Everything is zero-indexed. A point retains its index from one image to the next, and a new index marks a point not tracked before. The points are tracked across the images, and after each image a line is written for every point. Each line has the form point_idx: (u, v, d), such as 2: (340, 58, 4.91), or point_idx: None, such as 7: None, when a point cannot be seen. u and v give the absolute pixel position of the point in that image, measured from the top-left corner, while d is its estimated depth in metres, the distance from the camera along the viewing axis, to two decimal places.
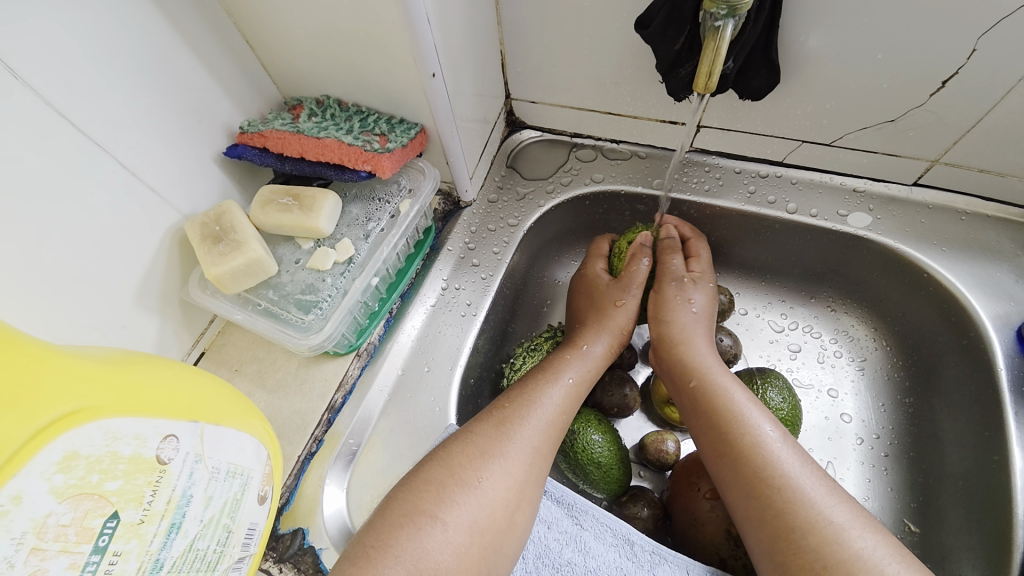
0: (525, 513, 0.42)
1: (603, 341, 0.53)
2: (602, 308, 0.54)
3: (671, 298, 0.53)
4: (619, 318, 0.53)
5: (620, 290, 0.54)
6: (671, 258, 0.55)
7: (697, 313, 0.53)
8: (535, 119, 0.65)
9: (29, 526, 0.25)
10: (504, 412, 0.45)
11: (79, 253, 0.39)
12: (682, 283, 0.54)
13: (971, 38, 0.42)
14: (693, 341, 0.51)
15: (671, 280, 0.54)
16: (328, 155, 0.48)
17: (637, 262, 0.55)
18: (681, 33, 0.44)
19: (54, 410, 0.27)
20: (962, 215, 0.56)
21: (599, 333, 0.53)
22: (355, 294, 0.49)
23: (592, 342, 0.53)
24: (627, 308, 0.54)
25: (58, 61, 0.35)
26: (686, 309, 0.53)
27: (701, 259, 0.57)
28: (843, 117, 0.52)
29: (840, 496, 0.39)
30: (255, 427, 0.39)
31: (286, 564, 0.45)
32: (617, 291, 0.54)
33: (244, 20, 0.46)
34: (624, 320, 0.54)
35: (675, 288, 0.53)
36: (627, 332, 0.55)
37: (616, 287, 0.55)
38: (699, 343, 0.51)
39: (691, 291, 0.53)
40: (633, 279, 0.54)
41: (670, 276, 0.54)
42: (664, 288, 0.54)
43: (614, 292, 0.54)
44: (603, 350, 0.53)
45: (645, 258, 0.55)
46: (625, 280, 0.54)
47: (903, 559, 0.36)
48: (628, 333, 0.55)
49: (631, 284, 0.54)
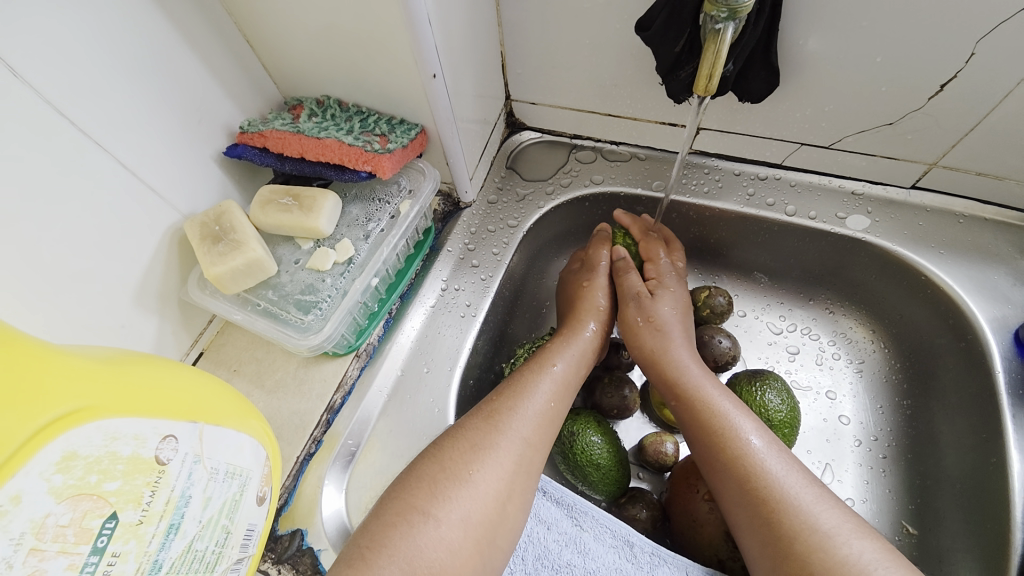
0: (517, 504, 0.42)
1: (591, 324, 0.54)
2: (575, 292, 0.57)
3: (631, 320, 0.54)
4: (591, 297, 0.56)
5: (587, 273, 0.58)
6: (628, 275, 0.56)
7: (661, 325, 0.52)
8: (535, 121, 0.65)
9: (29, 526, 0.25)
10: (493, 404, 0.45)
11: (78, 252, 0.39)
12: (640, 299, 0.54)
13: (970, 42, 0.43)
14: (668, 345, 0.51)
15: (629, 297, 0.55)
16: (328, 155, 0.48)
17: (602, 245, 0.59)
18: (681, 35, 0.44)
19: (54, 410, 0.27)
20: (960, 218, 0.56)
21: (584, 317, 0.54)
22: (354, 295, 0.49)
23: (579, 326, 0.54)
24: (596, 286, 0.56)
25: (59, 60, 0.35)
26: (647, 326, 0.53)
27: (659, 262, 0.57)
28: (842, 120, 0.52)
29: (831, 501, 0.39)
30: (254, 427, 0.39)
31: (285, 565, 0.45)
32: (585, 274, 0.58)
33: (245, 20, 0.46)
34: (598, 300, 0.55)
35: (634, 308, 0.54)
36: (609, 313, 0.56)
37: (583, 271, 0.58)
38: (670, 351, 0.51)
39: (650, 305, 0.54)
40: (597, 258, 0.58)
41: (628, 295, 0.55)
42: (625, 310, 0.55)
43: (583, 275, 0.58)
44: (592, 331, 0.54)
45: (607, 243, 0.59)
46: (591, 262, 0.59)
47: (893, 563, 0.36)
48: (610, 315, 0.56)
49: (597, 262, 0.58)
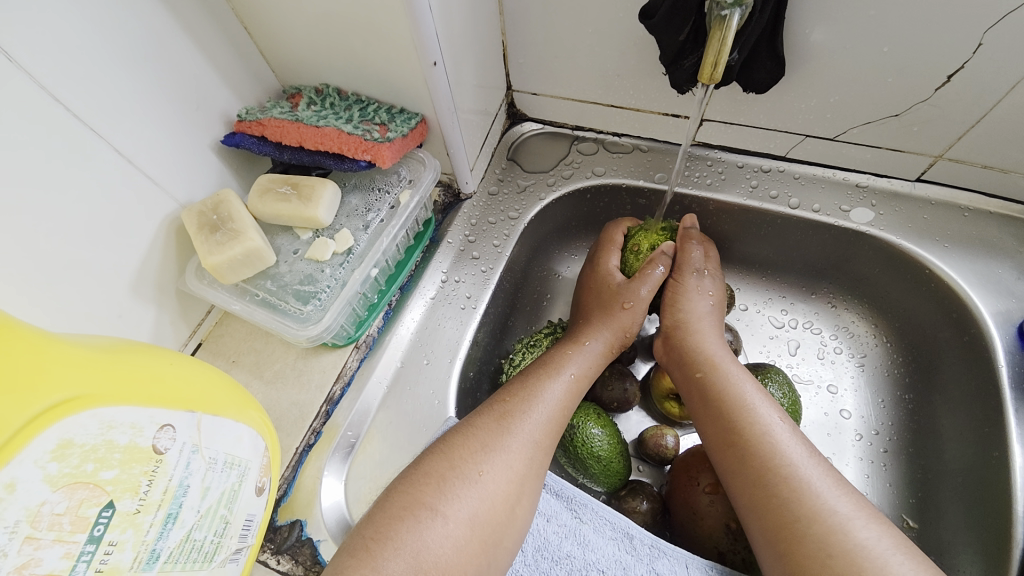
0: (525, 506, 0.41)
1: (596, 343, 0.52)
2: (607, 306, 0.53)
3: (691, 288, 0.53)
4: (625, 318, 0.52)
5: (631, 291, 0.52)
6: (693, 249, 0.54)
7: (713, 307, 0.53)
8: (536, 112, 0.65)
9: (24, 515, 0.25)
10: (506, 406, 0.45)
11: (73, 240, 0.39)
12: (701, 275, 0.53)
13: (977, 32, 0.42)
14: (704, 332, 0.51)
15: (692, 270, 0.53)
16: (327, 144, 0.47)
17: (653, 268, 0.53)
18: (686, 23, 0.44)
19: (49, 398, 0.27)
20: (965, 212, 0.56)
21: (602, 331, 0.53)
22: (354, 285, 0.48)
23: (593, 340, 0.52)
24: (636, 311, 0.52)
25: (53, 45, 0.35)
26: (703, 299, 0.53)
27: (712, 258, 0.56)
28: (846, 112, 0.52)
29: (845, 488, 0.39)
30: (253, 418, 0.39)
31: (283, 556, 0.45)
32: (627, 293, 0.52)
33: (243, 8, 0.45)
34: (627, 321, 0.53)
35: (695, 280, 0.53)
36: (632, 334, 0.54)
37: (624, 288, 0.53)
38: (709, 334, 0.51)
39: (708, 285, 0.54)
40: (643, 282, 0.52)
41: (689, 267, 0.53)
42: (683, 277, 0.53)
43: (623, 293, 0.53)
44: (604, 348, 0.52)
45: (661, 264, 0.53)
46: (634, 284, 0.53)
47: (907, 552, 0.35)
48: (632, 334, 0.54)
49: (641, 286, 0.52)
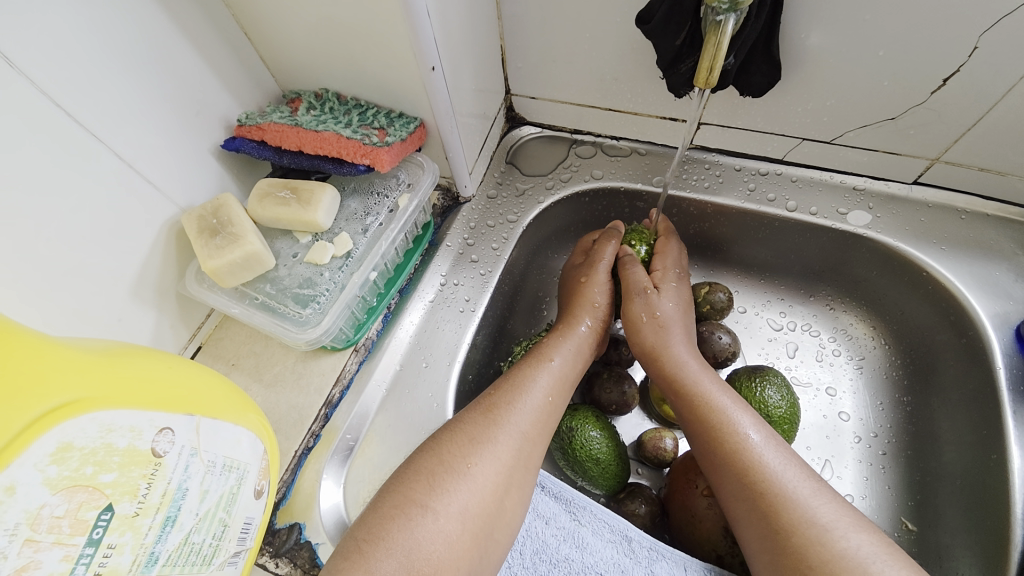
0: (514, 499, 0.41)
1: (586, 320, 0.53)
2: (574, 287, 0.56)
3: (637, 314, 0.52)
4: (589, 293, 0.54)
5: (588, 268, 0.56)
6: (632, 270, 0.53)
7: (666, 321, 0.51)
8: (534, 116, 0.65)
9: (24, 517, 0.25)
10: (492, 399, 0.45)
11: (73, 243, 0.39)
12: (647, 295, 0.52)
13: (972, 36, 0.42)
14: (668, 346, 0.50)
15: (636, 292, 0.52)
16: (326, 148, 0.48)
17: (608, 241, 0.56)
18: (682, 27, 0.44)
19: (50, 400, 0.27)
20: (962, 214, 0.56)
21: (579, 312, 0.53)
22: (353, 288, 0.49)
23: (574, 322, 0.53)
24: (595, 282, 0.54)
25: (54, 50, 0.35)
26: (653, 320, 0.51)
27: (668, 255, 0.56)
28: (843, 115, 0.52)
29: (828, 495, 0.39)
30: (251, 421, 0.39)
31: (282, 559, 0.45)
32: (587, 269, 0.56)
33: (242, 13, 0.46)
34: (596, 296, 0.54)
35: (640, 303, 0.51)
36: (605, 307, 0.54)
37: (585, 266, 0.56)
38: (672, 347, 0.50)
39: (658, 301, 0.52)
40: (600, 255, 0.56)
41: (635, 290, 0.52)
42: (631, 304, 0.52)
43: (584, 269, 0.56)
44: (588, 327, 0.53)
45: (615, 240, 0.56)
46: (593, 258, 0.56)
47: (893, 558, 0.35)
48: (609, 308, 0.54)
49: (598, 261, 0.55)
